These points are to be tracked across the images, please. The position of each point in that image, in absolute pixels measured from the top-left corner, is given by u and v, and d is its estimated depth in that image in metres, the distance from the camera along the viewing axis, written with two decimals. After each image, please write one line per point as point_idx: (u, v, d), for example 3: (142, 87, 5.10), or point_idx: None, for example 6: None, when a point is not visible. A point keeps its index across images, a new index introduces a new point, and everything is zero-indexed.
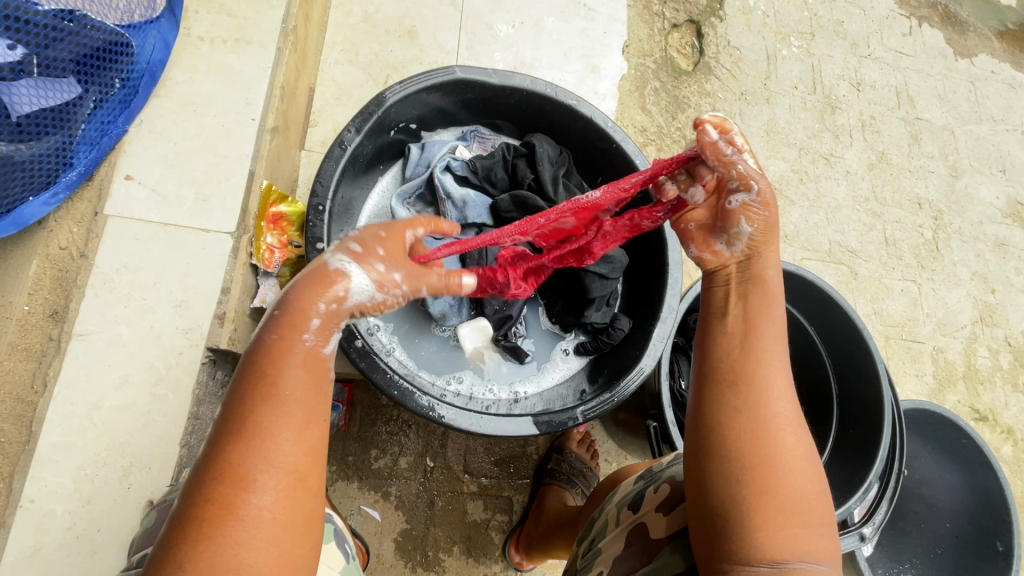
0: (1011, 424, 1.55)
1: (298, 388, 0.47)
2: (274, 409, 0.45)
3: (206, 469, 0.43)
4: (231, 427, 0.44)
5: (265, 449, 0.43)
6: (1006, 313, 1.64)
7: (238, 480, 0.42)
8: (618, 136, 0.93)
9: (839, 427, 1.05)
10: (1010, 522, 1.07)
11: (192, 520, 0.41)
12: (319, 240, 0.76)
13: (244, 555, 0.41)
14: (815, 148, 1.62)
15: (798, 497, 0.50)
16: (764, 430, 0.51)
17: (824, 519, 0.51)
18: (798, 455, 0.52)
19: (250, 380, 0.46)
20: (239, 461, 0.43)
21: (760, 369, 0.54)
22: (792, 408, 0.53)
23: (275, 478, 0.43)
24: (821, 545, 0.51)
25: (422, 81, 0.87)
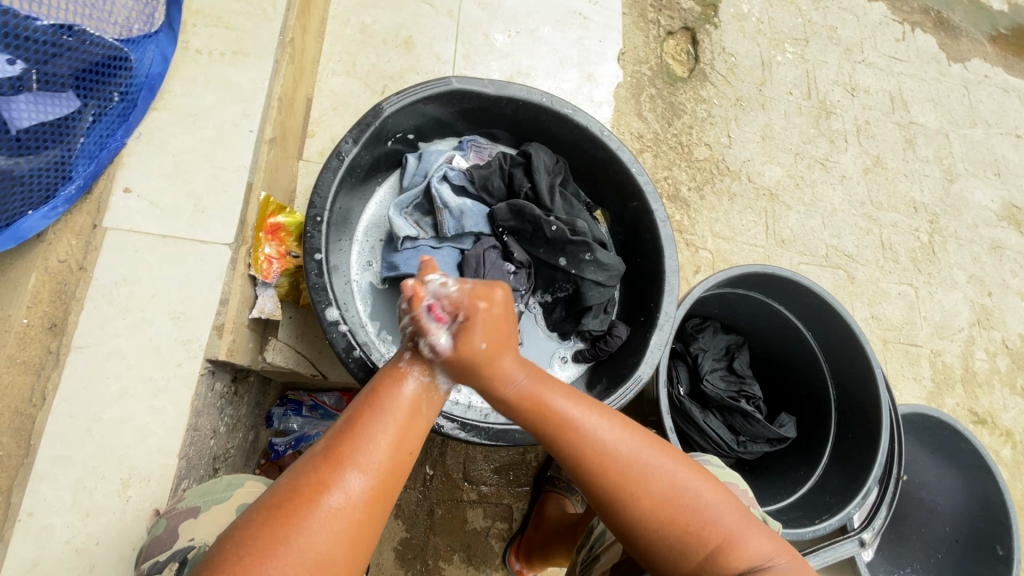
0: (1010, 427, 1.55)
1: (405, 409, 0.54)
2: (383, 420, 0.52)
3: (315, 452, 0.49)
4: (348, 422, 0.51)
5: (370, 447, 0.50)
6: (1003, 315, 1.65)
7: (339, 468, 0.48)
8: (614, 145, 0.93)
9: (838, 432, 1.05)
10: (1009, 524, 1.07)
11: (288, 493, 0.47)
12: (317, 251, 0.76)
13: (314, 538, 0.45)
14: (811, 153, 1.63)
15: (695, 524, 0.55)
16: (629, 485, 0.56)
17: (733, 527, 0.56)
18: (667, 484, 0.56)
19: (368, 394, 0.54)
20: (345, 451, 0.49)
21: (579, 425, 0.57)
22: (632, 440, 0.58)
23: (366, 480, 0.48)
24: (751, 551, 0.55)
25: (419, 92, 0.87)
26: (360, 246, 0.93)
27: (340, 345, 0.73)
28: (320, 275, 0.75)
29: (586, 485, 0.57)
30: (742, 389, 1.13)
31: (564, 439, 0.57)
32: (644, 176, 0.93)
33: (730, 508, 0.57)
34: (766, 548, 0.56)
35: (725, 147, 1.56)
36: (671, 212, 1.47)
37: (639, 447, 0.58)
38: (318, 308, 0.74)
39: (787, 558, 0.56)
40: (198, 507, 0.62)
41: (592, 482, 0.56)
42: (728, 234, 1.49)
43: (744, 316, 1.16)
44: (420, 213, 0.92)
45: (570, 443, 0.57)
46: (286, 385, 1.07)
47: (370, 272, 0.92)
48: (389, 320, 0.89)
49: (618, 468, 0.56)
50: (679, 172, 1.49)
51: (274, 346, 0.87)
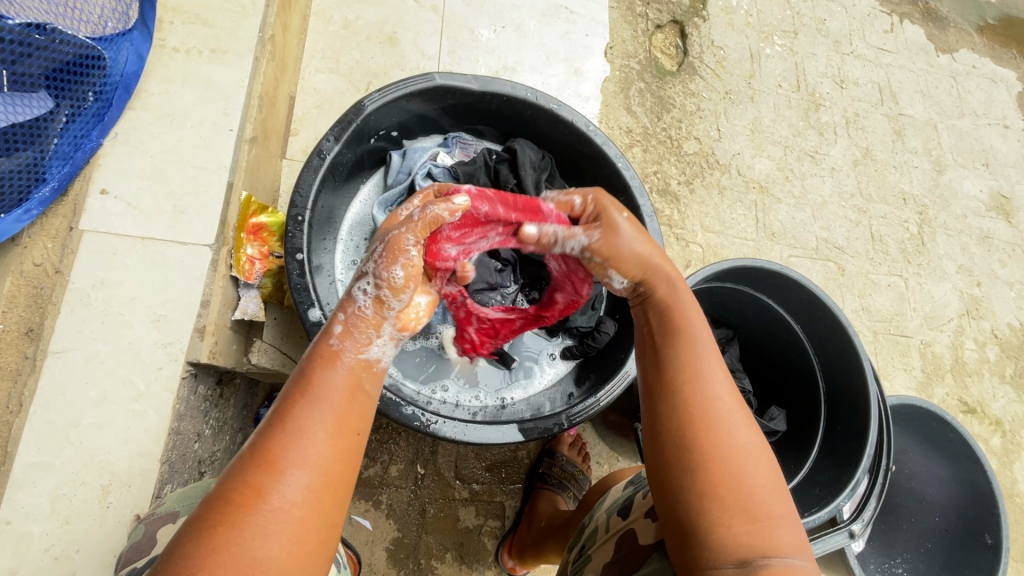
0: (999, 416, 1.56)
1: (338, 394, 0.50)
2: (314, 409, 0.49)
3: (246, 455, 0.46)
4: (276, 419, 0.48)
5: (302, 444, 0.47)
6: (992, 305, 1.66)
7: (274, 469, 0.45)
8: (600, 140, 0.93)
9: (827, 424, 1.05)
10: (998, 514, 1.07)
11: (220, 502, 0.44)
12: (299, 250, 0.75)
13: (256, 549, 0.43)
14: (800, 146, 1.64)
15: (746, 493, 0.52)
16: (709, 420, 0.55)
17: (778, 511, 0.52)
18: (744, 445, 0.54)
19: (296, 382, 0.50)
20: (276, 449, 0.46)
21: (699, 365, 0.58)
22: (734, 398, 0.57)
23: (305, 477, 0.46)
24: (785, 542, 0.51)
25: (401, 88, 0.86)
26: (345, 245, 0.92)
27: None
28: (302, 275, 0.74)
29: (669, 392, 0.57)
30: (731, 383, 1.14)
31: (683, 368, 0.58)
32: (630, 171, 0.93)
33: (781, 493, 0.54)
34: (802, 549, 0.52)
35: (715, 141, 1.56)
36: (661, 207, 1.47)
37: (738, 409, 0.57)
38: (301, 308, 0.73)
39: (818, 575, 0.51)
40: (176, 512, 0.61)
41: (678, 398, 0.56)
42: (718, 229, 1.49)
43: (734, 309, 1.16)
44: None
45: (690, 354, 0.59)
46: (274, 386, 1.08)
47: (355, 272, 0.91)
48: None
49: (709, 398, 0.56)
50: (669, 166, 1.49)
51: (260, 347, 0.86)
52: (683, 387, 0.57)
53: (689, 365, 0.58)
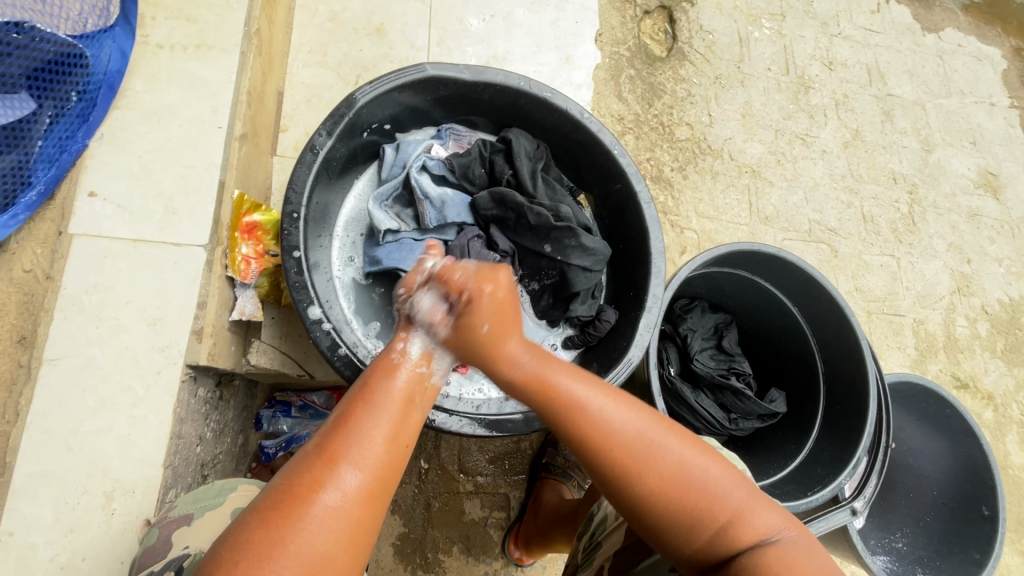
0: (991, 390, 1.59)
1: (394, 403, 0.55)
2: (374, 414, 0.53)
3: (305, 454, 0.50)
4: (340, 421, 0.52)
5: (363, 445, 0.50)
6: (982, 282, 1.68)
7: (334, 465, 0.48)
8: (594, 127, 0.92)
9: (826, 404, 1.06)
10: (994, 486, 1.10)
11: (284, 494, 0.47)
12: (295, 248, 0.73)
13: (313, 538, 0.45)
14: (791, 129, 1.64)
15: (705, 497, 0.55)
16: (636, 463, 0.56)
17: (741, 500, 0.55)
18: (673, 459, 0.56)
19: (358, 390, 0.55)
20: (338, 448, 0.49)
21: (582, 401, 0.58)
22: (635, 415, 0.58)
23: (362, 475, 0.49)
24: (762, 524, 0.55)
25: (393, 80, 0.85)
26: (340, 241, 0.90)
27: (325, 343, 0.71)
28: (299, 273, 0.73)
29: (590, 462, 0.57)
30: (732, 366, 1.14)
31: (573, 417, 0.58)
32: (626, 158, 0.92)
33: (737, 482, 0.57)
34: (778, 520, 0.55)
35: (706, 126, 1.56)
36: (655, 194, 1.47)
37: (649, 433, 0.58)
38: (300, 307, 0.72)
39: (798, 529, 0.56)
40: (191, 513, 0.61)
41: (601, 460, 0.56)
42: (712, 214, 1.49)
43: (731, 294, 1.17)
44: (400, 205, 0.90)
45: (581, 423, 0.58)
46: (273, 387, 1.08)
47: (352, 268, 0.89)
48: (375, 316, 0.87)
49: (625, 443, 0.57)
50: (661, 153, 1.49)
51: (258, 347, 0.86)
52: (595, 451, 0.57)
53: (585, 425, 0.57)
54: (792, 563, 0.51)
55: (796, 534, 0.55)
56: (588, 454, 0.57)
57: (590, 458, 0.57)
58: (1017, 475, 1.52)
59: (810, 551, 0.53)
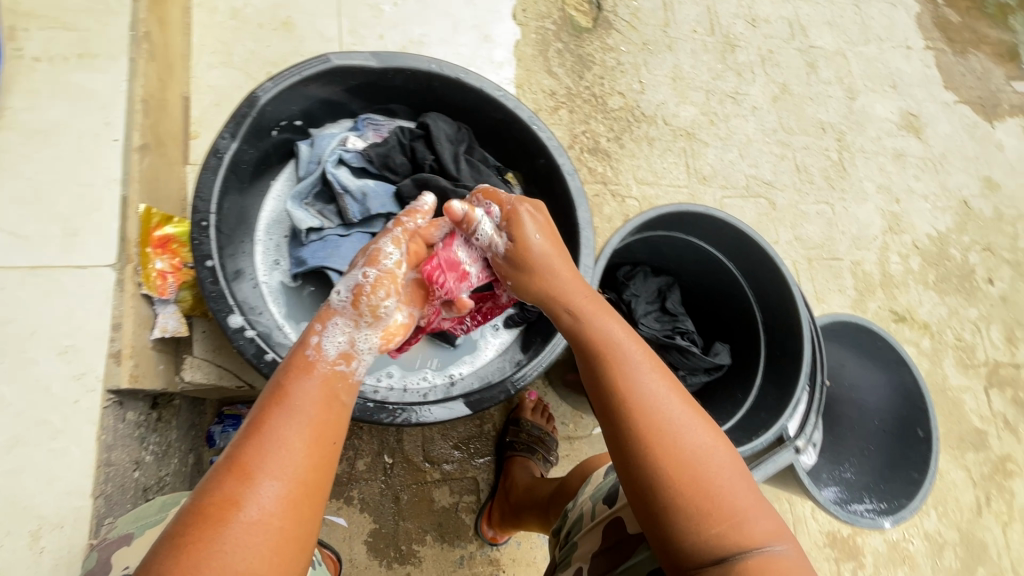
0: (927, 320, 1.68)
1: (312, 405, 0.55)
2: (289, 419, 0.52)
3: (219, 469, 0.49)
4: (250, 430, 0.51)
5: (276, 454, 0.50)
6: (911, 219, 1.76)
7: (248, 479, 0.48)
8: (512, 104, 0.92)
9: (767, 352, 1.10)
10: (927, 408, 1.17)
11: (196, 515, 0.46)
12: (209, 257, 0.71)
13: (233, 556, 0.45)
14: (721, 89, 1.67)
15: (715, 490, 0.55)
16: (661, 428, 0.58)
17: (747, 504, 0.56)
18: (695, 445, 0.58)
19: (271, 393, 0.54)
20: (250, 461, 0.49)
21: (630, 366, 0.63)
22: (677, 396, 0.61)
23: (281, 484, 0.49)
24: (758, 531, 0.55)
25: (296, 74, 0.82)
26: (263, 245, 0.88)
27: (250, 351, 0.70)
28: (215, 282, 0.71)
29: (619, 414, 0.60)
30: (675, 326, 1.17)
31: (617, 372, 0.62)
32: (546, 132, 0.92)
33: (747, 486, 0.57)
34: (777, 533, 0.55)
35: (638, 94, 1.57)
36: (594, 165, 1.48)
37: (686, 410, 0.61)
38: (220, 317, 0.70)
39: (793, 548, 0.55)
40: (131, 533, 0.60)
41: (631, 415, 0.59)
42: (651, 180, 1.52)
43: (671, 255, 1.19)
44: (322, 202, 0.88)
45: (627, 381, 0.61)
46: (222, 401, 1.05)
47: (279, 271, 0.87)
48: (308, 317, 0.86)
49: (659, 409, 0.59)
50: (596, 124, 1.50)
51: (191, 363, 0.84)
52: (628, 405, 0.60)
53: (628, 381, 0.61)
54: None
55: (791, 548, 0.55)
56: (619, 407, 0.60)
57: (619, 409, 0.60)
58: (954, 395, 1.63)
59: (803, 571, 0.54)
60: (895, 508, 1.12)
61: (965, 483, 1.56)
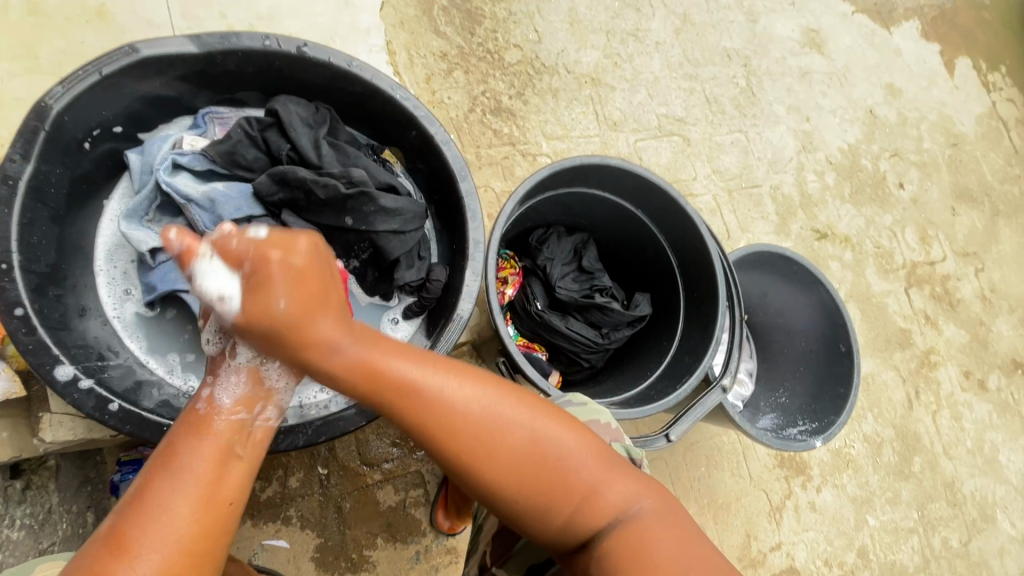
0: (847, 233, 1.72)
1: (201, 463, 0.49)
2: (173, 484, 0.47)
3: (94, 544, 0.44)
4: (130, 502, 0.46)
5: (152, 526, 0.45)
6: (823, 136, 1.78)
7: (125, 557, 0.43)
8: (367, 74, 0.82)
9: (686, 295, 1.08)
10: (845, 323, 1.21)
11: None
12: (17, 305, 0.60)
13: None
14: (621, 28, 1.60)
15: (558, 476, 0.54)
16: (484, 439, 0.53)
17: (594, 473, 0.55)
18: (529, 435, 0.54)
19: (159, 455, 0.49)
20: (128, 535, 0.44)
21: (422, 390, 0.53)
22: (494, 392, 0.55)
23: (162, 557, 0.44)
24: (615, 495, 0.55)
25: (94, 72, 0.69)
26: (107, 276, 0.77)
27: (89, 404, 0.61)
28: (30, 333, 0.60)
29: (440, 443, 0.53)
30: (593, 284, 1.14)
31: (405, 407, 0.52)
32: (411, 101, 0.83)
33: (593, 451, 0.56)
34: (632, 488, 0.56)
35: (535, 44, 1.48)
36: (499, 126, 1.40)
37: (506, 404, 0.55)
38: (44, 372, 0.60)
39: (649, 493, 0.56)
40: None
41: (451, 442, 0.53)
42: (561, 133, 1.45)
43: (581, 212, 1.15)
44: (166, 216, 0.77)
45: (425, 408, 0.53)
46: (122, 444, 0.93)
47: (131, 302, 0.77)
48: (175, 347, 0.77)
49: (474, 419, 0.53)
50: (494, 82, 1.41)
51: (49, 422, 0.74)
52: (443, 431, 0.53)
53: (431, 405, 0.53)
54: (641, 540, 0.52)
55: (650, 504, 0.56)
56: (441, 437, 0.53)
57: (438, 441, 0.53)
58: (878, 301, 1.69)
59: (662, 518, 0.55)
60: (826, 425, 1.16)
61: (896, 382, 1.64)
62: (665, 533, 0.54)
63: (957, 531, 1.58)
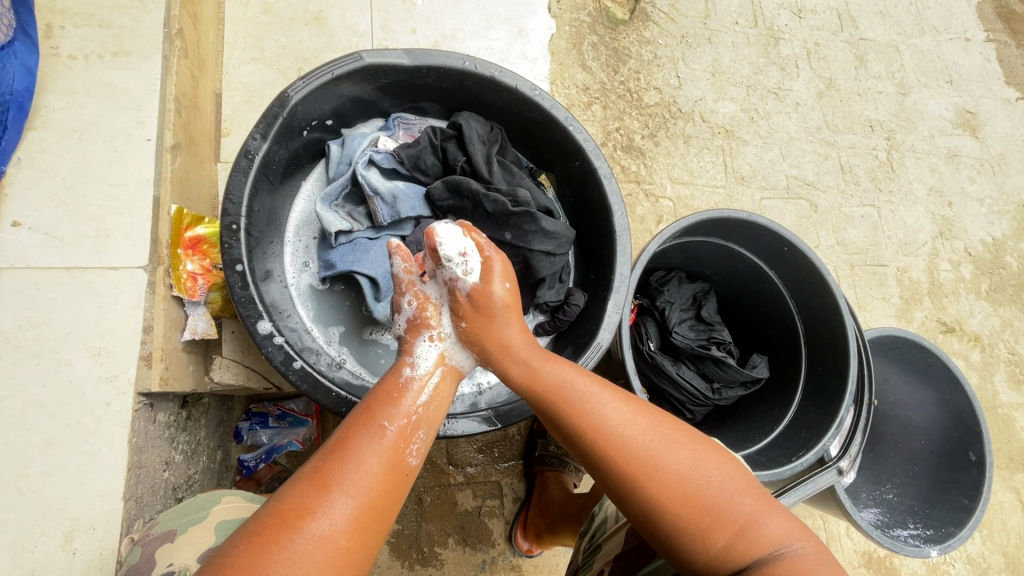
0: (978, 332, 1.58)
1: (388, 438, 0.55)
2: (371, 441, 0.54)
3: (301, 478, 0.50)
4: (337, 445, 0.53)
5: (352, 469, 0.51)
6: (964, 223, 1.66)
7: (326, 492, 0.49)
8: (547, 103, 0.88)
9: (808, 366, 1.05)
10: (980, 431, 1.10)
11: (275, 517, 0.47)
12: (238, 261, 0.70)
13: (298, 565, 0.45)
14: (762, 84, 1.59)
15: (711, 504, 0.55)
16: (639, 459, 0.57)
17: (749, 508, 0.56)
18: (681, 465, 0.57)
19: (358, 414, 0.57)
20: (331, 474, 0.51)
21: (582, 402, 0.61)
22: (647, 420, 0.61)
23: (353, 504, 0.50)
24: (771, 534, 0.55)
25: (327, 73, 0.80)
26: (292, 247, 0.87)
27: (278, 358, 0.69)
28: (244, 287, 0.70)
29: (600, 456, 0.59)
30: (711, 336, 1.12)
31: (582, 420, 0.60)
32: (582, 133, 0.88)
33: (745, 489, 0.57)
34: (788, 530, 0.56)
35: (675, 89, 1.51)
36: (628, 163, 1.43)
37: (657, 434, 0.60)
38: (249, 323, 0.69)
39: (801, 531, 0.57)
40: (174, 530, 0.62)
41: (608, 463, 0.58)
42: (687, 179, 1.46)
43: (707, 261, 1.15)
44: (352, 203, 0.86)
45: (590, 421, 0.60)
46: (250, 398, 1.05)
47: (308, 274, 0.86)
48: (336, 321, 0.85)
49: (631, 440, 0.58)
50: (631, 120, 1.45)
51: (220, 364, 0.83)
52: (602, 447, 0.59)
53: (595, 419, 0.60)
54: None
55: (804, 541, 0.56)
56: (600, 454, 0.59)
57: (597, 453, 0.59)
58: (1005, 413, 1.53)
59: (822, 564, 0.54)
60: (943, 536, 1.05)
61: (1014, 506, 1.47)
62: (826, 575, 0.53)
63: None
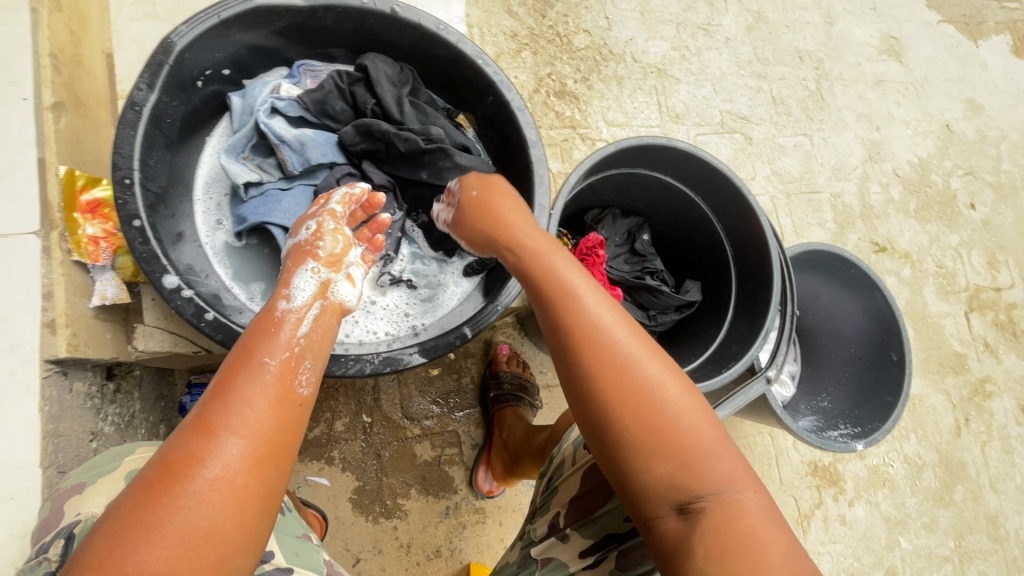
0: (908, 249, 1.66)
1: (271, 376, 0.53)
2: (255, 378, 0.52)
3: (181, 429, 0.48)
4: (217, 389, 0.51)
5: (236, 412, 0.49)
6: (892, 147, 1.72)
7: (212, 437, 0.47)
8: (453, 38, 0.86)
9: (738, 285, 1.08)
10: (900, 332, 1.17)
11: (161, 470, 0.45)
12: (135, 216, 0.68)
13: (190, 512, 0.44)
14: (692, 21, 1.59)
15: (669, 427, 0.54)
16: (614, 367, 0.57)
17: (699, 442, 0.54)
18: (654, 377, 0.57)
19: (238, 353, 0.54)
20: (215, 419, 0.48)
21: (577, 299, 0.61)
22: (624, 325, 0.60)
23: (243, 443, 0.48)
24: (719, 471, 0.54)
25: (213, 16, 0.76)
26: (204, 205, 0.85)
27: (188, 311, 0.68)
28: (145, 242, 0.68)
29: (569, 350, 0.59)
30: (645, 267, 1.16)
31: (564, 308, 0.61)
32: (492, 66, 0.87)
33: (701, 418, 0.56)
34: (737, 472, 0.54)
35: (605, 31, 1.50)
36: (562, 108, 1.42)
37: (641, 345, 0.59)
38: (153, 278, 0.67)
39: (752, 478, 0.55)
40: (83, 483, 0.60)
41: (578, 360, 0.58)
42: (622, 120, 1.46)
43: (638, 195, 1.16)
44: (260, 155, 0.84)
45: (574, 315, 0.60)
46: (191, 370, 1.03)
47: (223, 231, 0.84)
48: (257, 275, 0.84)
49: (604, 340, 0.58)
50: (562, 65, 1.44)
51: (143, 332, 0.81)
52: (576, 335, 0.59)
53: (571, 315, 0.60)
54: (738, 524, 0.51)
55: (754, 491, 0.54)
56: (572, 350, 0.59)
57: (568, 345, 0.59)
58: (935, 322, 1.63)
59: (762, 514, 0.53)
60: (868, 432, 1.12)
61: (945, 407, 1.58)
62: (766, 528, 0.52)
63: (995, 566, 1.51)
